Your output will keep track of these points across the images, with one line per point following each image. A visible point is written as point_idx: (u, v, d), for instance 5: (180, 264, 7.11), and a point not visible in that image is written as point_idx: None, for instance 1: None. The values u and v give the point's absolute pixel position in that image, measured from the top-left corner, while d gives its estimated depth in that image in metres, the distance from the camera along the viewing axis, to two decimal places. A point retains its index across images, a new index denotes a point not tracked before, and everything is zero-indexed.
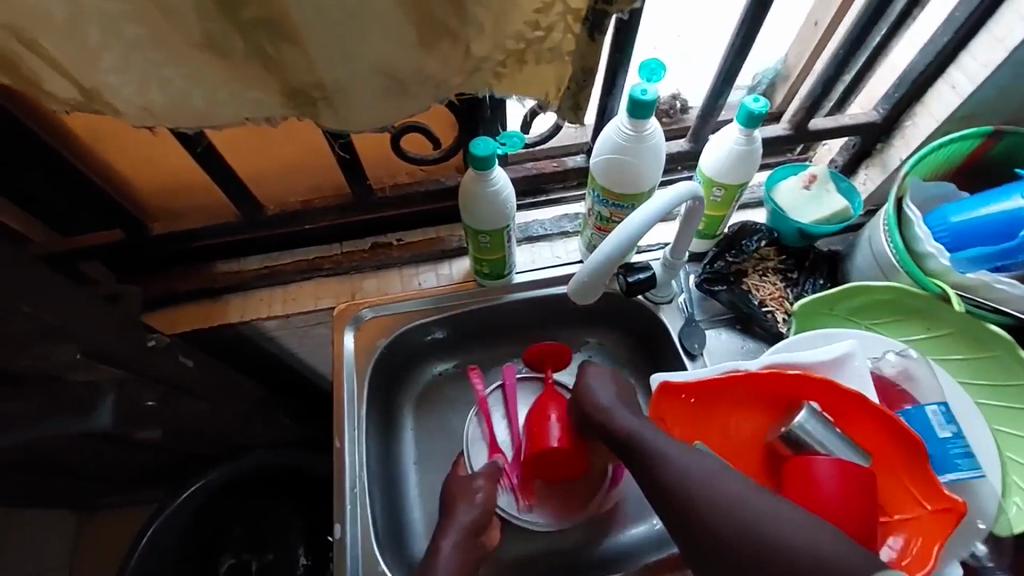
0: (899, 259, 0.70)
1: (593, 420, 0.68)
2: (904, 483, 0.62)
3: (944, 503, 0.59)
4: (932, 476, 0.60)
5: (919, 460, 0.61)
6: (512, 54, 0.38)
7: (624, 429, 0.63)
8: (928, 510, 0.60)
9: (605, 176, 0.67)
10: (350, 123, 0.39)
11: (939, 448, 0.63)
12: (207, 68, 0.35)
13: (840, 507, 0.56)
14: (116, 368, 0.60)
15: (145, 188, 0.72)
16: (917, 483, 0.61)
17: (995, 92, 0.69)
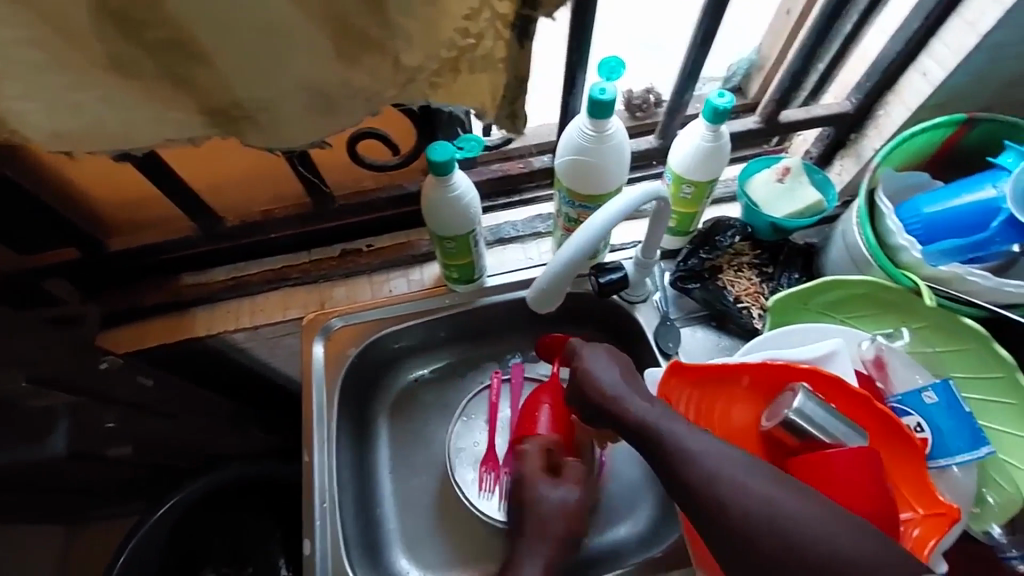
0: (871, 253, 0.68)
1: (593, 404, 0.62)
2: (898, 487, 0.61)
3: (938, 508, 0.59)
4: (928, 481, 0.60)
5: (918, 464, 0.61)
6: (446, 62, 0.36)
7: (634, 417, 0.58)
8: (920, 514, 0.60)
9: (570, 177, 0.65)
10: (278, 141, 0.38)
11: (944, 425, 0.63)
12: (120, 90, 0.33)
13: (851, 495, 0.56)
14: (70, 394, 0.58)
15: (97, 204, 0.70)
16: (911, 488, 0.61)
17: (967, 79, 0.67)
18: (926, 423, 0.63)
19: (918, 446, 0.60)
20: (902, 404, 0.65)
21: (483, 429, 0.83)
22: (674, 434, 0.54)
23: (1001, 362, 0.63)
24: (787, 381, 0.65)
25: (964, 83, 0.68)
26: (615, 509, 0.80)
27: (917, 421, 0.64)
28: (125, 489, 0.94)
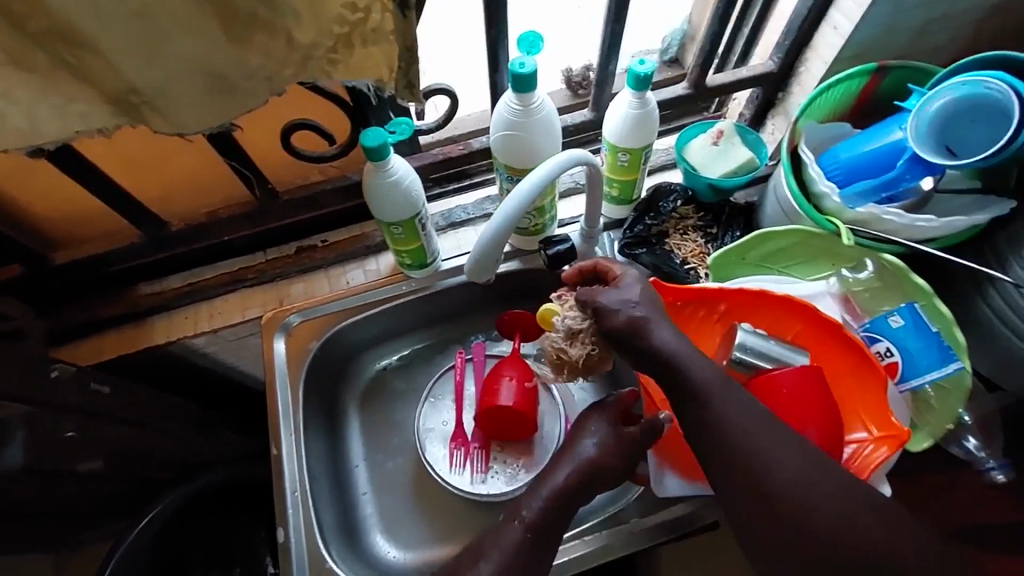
0: (798, 204, 0.71)
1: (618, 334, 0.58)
2: (856, 407, 0.66)
3: (891, 429, 0.62)
4: (886, 403, 0.64)
5: (877, 386, 0.65)
6: (340, 38, 0.38)
7: (664, 346, 0.56)
8: (874, 435, 0.64)
9: (505, 153, 0.67)
10: (180, 126, 0.39)
11: (917, 347, 0.65)
12: (16, 85, 0.34)
13: (798, 412, 0.61)
14: (22, 404, 0.59)
15: (39, 220, 0.70)
16: (870, 408, 0.65)
17: (873, 32, 0.70)
18: (897, 347, 0.66)
19: (879, 370, 0.64)
20: (871, 332, 0.68)
21: (450, 409, 0.84)
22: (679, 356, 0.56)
23: (919, 291, 0.66)
24: (761, 305, 0.71)
25: (873, 34, 0.71)
26: None
27: (887, 346, 0.67)
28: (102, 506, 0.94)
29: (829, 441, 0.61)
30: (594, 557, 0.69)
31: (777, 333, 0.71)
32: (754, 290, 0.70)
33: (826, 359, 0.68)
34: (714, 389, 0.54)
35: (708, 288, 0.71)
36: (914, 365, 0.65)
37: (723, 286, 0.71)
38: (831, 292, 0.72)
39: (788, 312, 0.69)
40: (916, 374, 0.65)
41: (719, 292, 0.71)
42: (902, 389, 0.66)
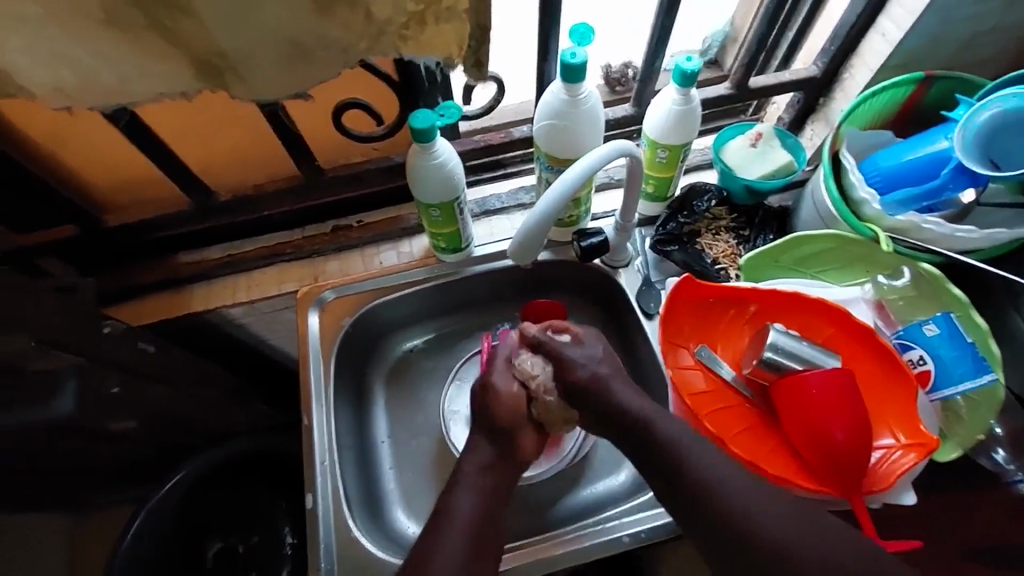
0: (837, 209, 0.71)
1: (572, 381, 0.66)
2: (884, 414, 0.66)
3: (919, 438, 0.63)
4: (915, 410, 0.64)
5: (907, 393, 0.65)
6: (413, 15, 0.39)
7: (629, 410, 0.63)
8: (901, 441, 0.64)
9: (548, 142, 0.68)
10: (259, 90, 0.41)
11: (950, 355, 0.65)
12: (113, 44, 0.36)
13: (828, 413, 0.62)
14: (75, 356, 0.61)
15: (93, 183, 0.73)
16: (898, 416, 0.65)
17: (923, 40, 0.70)
18: (930, 354, 0.66)
19: (910, 377, 0.65)
20: (904, 339, 0.68)
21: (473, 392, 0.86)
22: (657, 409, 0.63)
23: (956, 301, 0.66)
24: (792, 307, 0.72)
25: (921, 44, 0.71)
26: (601, 466, 0.82)
27: (920, 354, 0.67)
28: (132, 465, 0.97)
29: (858, 445, 0.61)
30: (597, 551, 0.68)
31: (808, 336, 0.71)
32: (787, 291, 0.71)
33: (856, 365, 0.69)
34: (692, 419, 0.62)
35: (739, 287, 0.72)
36: (946, 373, 0.65)
37: (756, 286, 0.72)
38: (866, 297, 0.73)
39: (820, 315, 0.70)
40: (948, 383, 0.65)
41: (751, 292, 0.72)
42: (932, 397, 0.66)
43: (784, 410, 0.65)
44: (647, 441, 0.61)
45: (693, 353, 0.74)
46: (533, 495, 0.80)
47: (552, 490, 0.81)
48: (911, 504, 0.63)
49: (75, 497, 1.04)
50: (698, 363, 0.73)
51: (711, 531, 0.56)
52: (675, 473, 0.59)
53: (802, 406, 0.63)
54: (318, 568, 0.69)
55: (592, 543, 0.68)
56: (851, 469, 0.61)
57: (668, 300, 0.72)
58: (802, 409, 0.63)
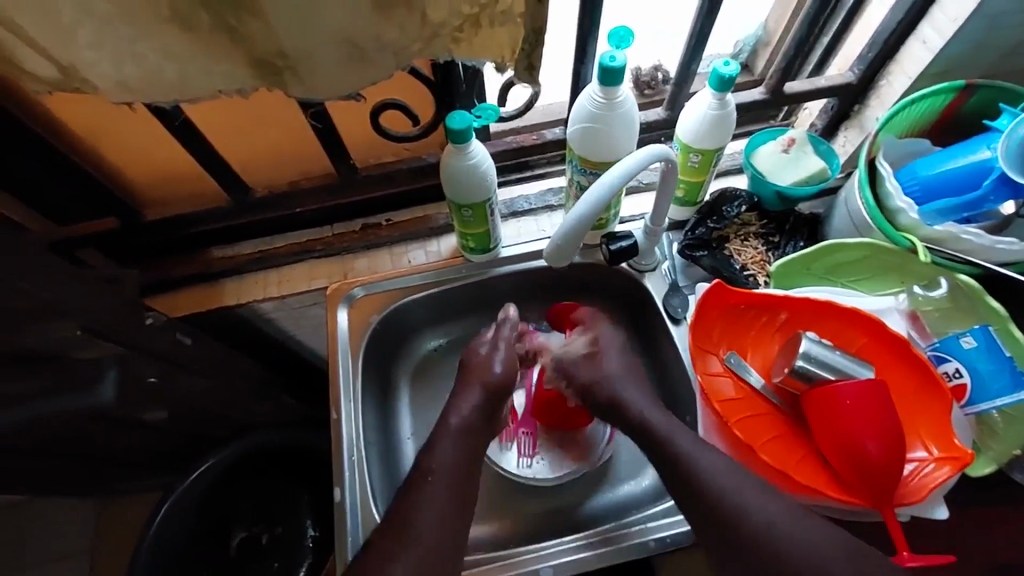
0: (872, 216, 0.71)
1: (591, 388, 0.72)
2: (917, 427, 0.65)
3: (953, 452, 0.62)
4: (948, 424, 0.63)
5: (941, 406, 0.64)
6: (467, 18, 0.41)
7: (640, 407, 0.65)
8: (934, 454, 0.63)
9: (582, 146, 0.68)
10: (316, 90, 0.42)
11: (988, 370, 0.64)
12: (178, 42, 0.37)
13: (861, 426, 0.61)
14: (117, 345, 0.64)
15: (135, 177, 0.74)
16: (932, 429, 0.64)
17: (966, 48, 0.69)
18: (967, 368, 0.65)
19: (945, 390, 0.64)
20: (940, 351, 0.68)
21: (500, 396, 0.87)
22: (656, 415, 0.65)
23: (994, 314, 0.65)
24: (823, 316, 0.71)
25: (963, 51, 0.70)
26: (623, 471, 0.82)
27: (957, 366, 0.66)
28: (159, 453, 1.00)
29: (892, 459, 0.60)
30: (623, 555, 0.68)
31: (841, 346, 0.70)
32: (819, 301, 0.71)
33: (889, 375, 0.68)
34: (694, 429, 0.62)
35: (772, 294, 0.72)
36: (983, 388, 0.64)
37: (788, 294, 0.72)
38: (899, 309, 0.72)
39: (852, 325, 0.70)
40: (985, 399, 0.64)
41: (781, 300, 0.72)
42: (966, 411, 0.65)
43: (815, 420, 0.65)
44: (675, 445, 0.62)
45: (722, 359, 0.73)
46: (554, 496, 0.81)
47: (573, 491, 0.81)
48: (944, 518, 0.62)
49: (103, 482, 1.07)
50: (727, 369, 0.72)
51: (738, 537, 0.56)
52: (703, 478, 0.59)
53: (833, 417, 0.63)
54: (345, 561, 0.70)
55: (619, 546, 0.69)
56: (885, 482, 0.60)
57: (698, 306, 0.71)
58: (835, 420, 0.63)
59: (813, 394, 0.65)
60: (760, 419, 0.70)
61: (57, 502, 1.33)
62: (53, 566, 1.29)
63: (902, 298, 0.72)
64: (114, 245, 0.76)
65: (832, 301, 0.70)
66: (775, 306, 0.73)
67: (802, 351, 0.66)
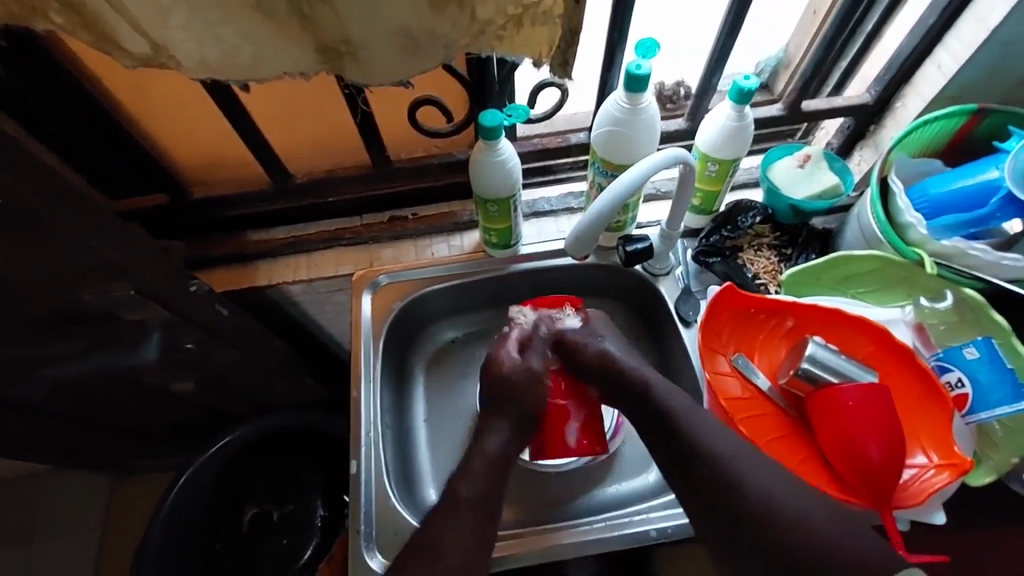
0: (882, 231, 0.73)
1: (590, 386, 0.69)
2: (918, 434, 0.67)
3: (952, 458, 0.64)
4: (949, 432, 0.66)
5: (943, 415, 0.66)
6: (512, 18, 0.45)
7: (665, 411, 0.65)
8: (934, 461, 0.65)
9: (604, 148, 0.72)
10: (371, 78, 0.46)
11: (989, 380, 0.66)
12: (258, 27, 0.43)
13: (862, 426, 0.63)
14: (163, 309, 0.69)
15: (186, 159, 0.80)
16: (932, 436, 0.67)
17: (980, 72, 0.72)
18: (969, 378, 0.68)
19: (946, 399, 0.66)
20: (943, 361, 0.70)
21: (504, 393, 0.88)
22: (663, 410, 0.67)
23: (998, 328, 0.67)
24: (829, 323, 0.74)
25: (976, 77, 0.73)
26: (627, 467, 0.84)
27: (959, 376, 0.68)
28: (179, 428, 1.04)
29: (892, 461, 0.62)
30: (625, 541, 0.71)
31: (847, 352, 0.73)
32: (826, 308, 0.73)
33: (892, 383, 0.70)
34: (700, 422, 0.64)
35: (780, 299, 0.75)
36: (982, 398, 0.66)
37: (796, 300, 0.74)
38: (906, 320, 0.74)
39: (858, 333, 0.72)
40: (985, 408, 0.66)
41: (789, 306, 0.75)
42: (967, 420, 0.67)
43: (818, 422, 0.67)
44: (682, 436, 0.64)
45: (729, 360, 0.76)
46: (560, 486, 0.83)
47: (578, 484, 0.83)
48: (941, 524, 0.64)
49: (123, 455, 1.11)
50: (734, 370, 0.75)
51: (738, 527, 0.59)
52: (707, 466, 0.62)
53: (835, 419, 0.65)
54: (357, 531, 0.73)
55: (624, 533, 0.71)
56: (884, 483, 0.62)
57: (709, 306, 0.74)
58: (836, 421, 0.65)
59: (816, 397, 0.68)
60: (764, 420, 0.72)
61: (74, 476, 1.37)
62: (66, 538, 1.33)
63: (909, 309, 0.74)
64: (159, 221, 0.82)
65: (839, 309, 0.73)
66: (783, 311, 0.75)
67: (808, 354, 0.68)
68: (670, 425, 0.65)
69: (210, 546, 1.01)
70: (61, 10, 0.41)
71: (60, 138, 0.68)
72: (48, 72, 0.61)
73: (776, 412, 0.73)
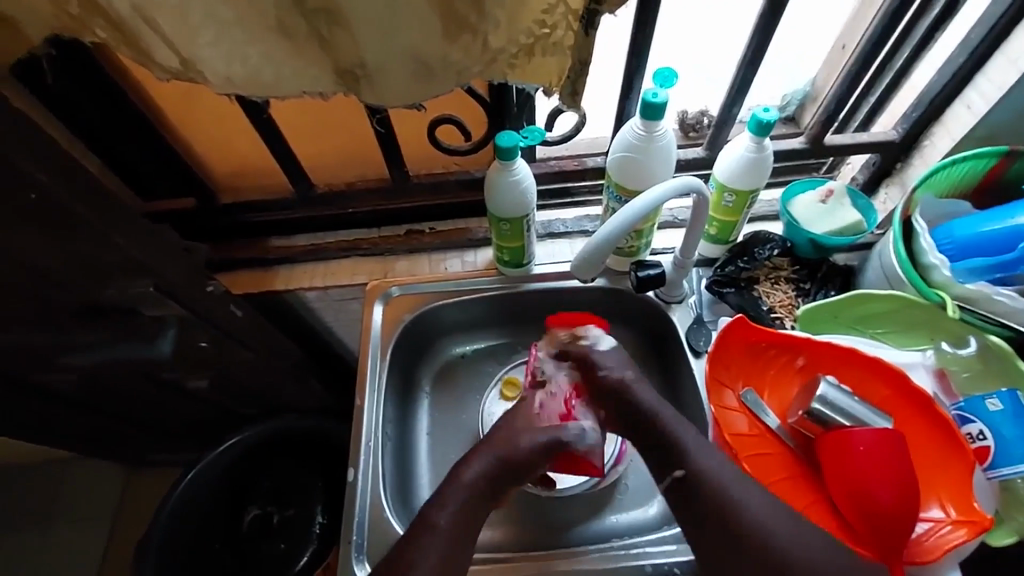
0: (904, 270, 0.71)
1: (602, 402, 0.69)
2: (935, 486, 0.64)
3: (972, 515, 0.60)
4: (969, 486, 0.62)
5: (962, 467, 0.63)
6: (523, 48, 0.47)
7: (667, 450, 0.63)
8: (951, 516, 0.62)
9: (618, 172, 0.72)
10: (384, 97, 0.48)
11: (1015, 434, 0.63)
12: (279, 47, 0.45)
13: (872, 474, 0.61)
14: (180, 307, 0.72)
15: (217, 166, 0.83)
16: (950, 490, 0.63)
17: (1011, 114, 0.70)
18: (991, 430, 0.65)
19: (966, 450, 0.63)
20: (964, 411, 0.67)
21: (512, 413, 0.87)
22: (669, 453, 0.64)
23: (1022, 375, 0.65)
24: (841, 362, 0.72)
25: (1008, 118, 0.71)
26: (627, 498, 0.82)
27: (980, 428, 0.65)
28: (190, 426, 1.06)
29: (903, 513, 0.59)
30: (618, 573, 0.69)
31: (861, 394, 0.71)
32: (839, 348, 0.71)
33: (908, 430, 0.68)
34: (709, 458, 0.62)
35: (793, 335, 0.73)
36: (1006, 453, 0.63)
37: (809, 337, 0.73)
38: (927, 365, 0.71)
39: (873, 375, 0.70)
40: (1009, 464, 0.63)
41: (801, 343, 0.73)
42: (989, 476, 0.64)
43: (828, 466, 0.64)
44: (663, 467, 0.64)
45: (738, 395, 0.74)
46: (557, 511, 0.81)
47: (576, 510, 0.81)
48: None
49: (137, 448, 1.14)
50: (742, 405, 0.73)
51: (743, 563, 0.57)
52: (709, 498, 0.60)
53: (845, 465, 0.63)
54: (349, 541, 0.72)
55: (616, 565, 0.69)
56: (895, 534, 0.59)
57: (719, 337, 0.73)
58: (846, 466, 0.62)
59: (826, 439, 0.65)
60: (771, 460, 0.70)
61: (89, 465, 1.41)
62: (76, 525, 1.36)
63: (930, 354, 0.71)
64: (185, 223, 0.85)
65: (855, 348, 0.71)
66: (794, 348, 0.73)
67: (819, 393, 0.67)
68: (668, 456, 0.63)
69: (209, 545, 1.02)
70: (103, 26, 0.44)
71: (100, 141, 0.72)
72: (92, 78, 0.64)
73: (784, 453, 0.70)
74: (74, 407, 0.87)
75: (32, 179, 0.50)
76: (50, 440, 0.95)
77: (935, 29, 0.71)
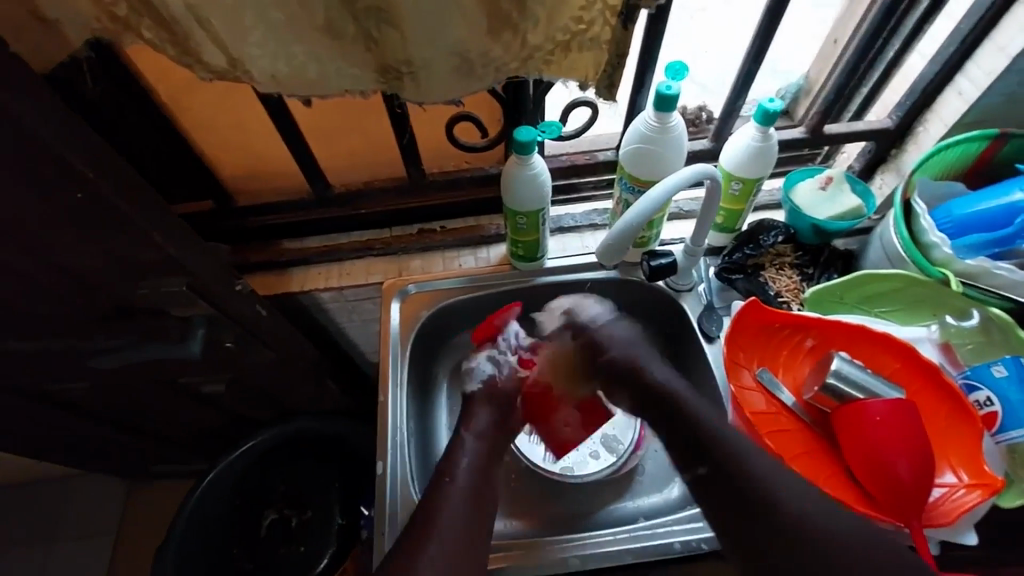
0: (906, 250, 0.75)
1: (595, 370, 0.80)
2: (946, 452, 0.67)
3: (983, 478, 0.64)
4: (980, 452, 0.65)
5: (970, 432, 0.67)
6: (559, 44, 0.50)
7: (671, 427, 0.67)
8: (964, 480, 0.65)
9: (633, 165, 0.75)
10: (425, 94, 0.50)
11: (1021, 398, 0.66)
12: (326, 47, 0.47)
13: (888, 443, 0.64)
14: (208, 306, 0.72)
15: (233, 170, 0.84)
16: (961, 455, 0.66)
17: (1000, 99, 0.75)
18: (998, 396, 0.68)
19: (976, 418, 0.66)
20: (971, 379, 0.71)
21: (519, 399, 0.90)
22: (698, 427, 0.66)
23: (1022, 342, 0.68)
24: (850, 339, 0.75)
25: (998, 102, 0.75)
26: (649, 482, 0.84)
27: (988, 395, 0.69)
28: (203, 432, 1.05)
29: (919, 479, 0.62)
30: (647, 553, 0.70)
31: (873, 368, 0.74)
32: (848, 327, 0.74)
33: (918, 401, 0.71)
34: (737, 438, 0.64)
35: (804, 315, 0.75)
36: (1014, 417, 0.66)
37: (820, 317, 0.76)
38: (932, 339, 0.75)
39: (880, 350, 0.73)
40: (1018, 427, 0.66)
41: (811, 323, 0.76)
42: (998, 440, 0.67)
43: (845, 438, 0.67)
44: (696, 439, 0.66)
45: (754, 374, 0.76)
46: (581, 499, 0.83)
47: (596, 496, 0.83)
48: (974, 544, 0.63)
49: (148, 458, 1.13)
50: (757, 384, 0.76)
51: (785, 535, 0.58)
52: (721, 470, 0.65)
53: (861, 436, 0.65)
54: (383, 534, 0.73)
55: (645, 546, 0.70)
56: (914, 500, 0.62)
57: (734, 320, 0.75)
58: (862, 437, 0.65)
59: (841, 413, 0.68)
60: (788, 435, 0.72)
61: (95, 480, 1.39)
62: (79, 542, 1.33)
63: (935, 328, 0.75)
64: (205, 225, 0.85)
65: (864, 326, 0.74)
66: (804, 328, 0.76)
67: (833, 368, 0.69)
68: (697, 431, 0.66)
69: (228, 549, 1.03)
70: (150, 26, 0.45)
71: (122, 144, 0.72)
72: (120, 83, 0.65)
73: (799, 428, 0.73)
74: (93, 415, 0.87)
75: (79, 179, 0.51)
76: (65, 450, 0.93)
77: (924, 22, 0.75)
